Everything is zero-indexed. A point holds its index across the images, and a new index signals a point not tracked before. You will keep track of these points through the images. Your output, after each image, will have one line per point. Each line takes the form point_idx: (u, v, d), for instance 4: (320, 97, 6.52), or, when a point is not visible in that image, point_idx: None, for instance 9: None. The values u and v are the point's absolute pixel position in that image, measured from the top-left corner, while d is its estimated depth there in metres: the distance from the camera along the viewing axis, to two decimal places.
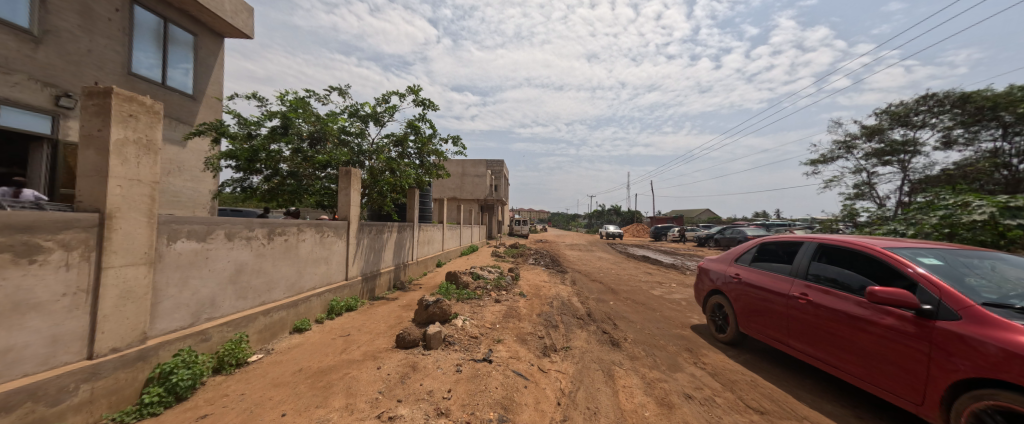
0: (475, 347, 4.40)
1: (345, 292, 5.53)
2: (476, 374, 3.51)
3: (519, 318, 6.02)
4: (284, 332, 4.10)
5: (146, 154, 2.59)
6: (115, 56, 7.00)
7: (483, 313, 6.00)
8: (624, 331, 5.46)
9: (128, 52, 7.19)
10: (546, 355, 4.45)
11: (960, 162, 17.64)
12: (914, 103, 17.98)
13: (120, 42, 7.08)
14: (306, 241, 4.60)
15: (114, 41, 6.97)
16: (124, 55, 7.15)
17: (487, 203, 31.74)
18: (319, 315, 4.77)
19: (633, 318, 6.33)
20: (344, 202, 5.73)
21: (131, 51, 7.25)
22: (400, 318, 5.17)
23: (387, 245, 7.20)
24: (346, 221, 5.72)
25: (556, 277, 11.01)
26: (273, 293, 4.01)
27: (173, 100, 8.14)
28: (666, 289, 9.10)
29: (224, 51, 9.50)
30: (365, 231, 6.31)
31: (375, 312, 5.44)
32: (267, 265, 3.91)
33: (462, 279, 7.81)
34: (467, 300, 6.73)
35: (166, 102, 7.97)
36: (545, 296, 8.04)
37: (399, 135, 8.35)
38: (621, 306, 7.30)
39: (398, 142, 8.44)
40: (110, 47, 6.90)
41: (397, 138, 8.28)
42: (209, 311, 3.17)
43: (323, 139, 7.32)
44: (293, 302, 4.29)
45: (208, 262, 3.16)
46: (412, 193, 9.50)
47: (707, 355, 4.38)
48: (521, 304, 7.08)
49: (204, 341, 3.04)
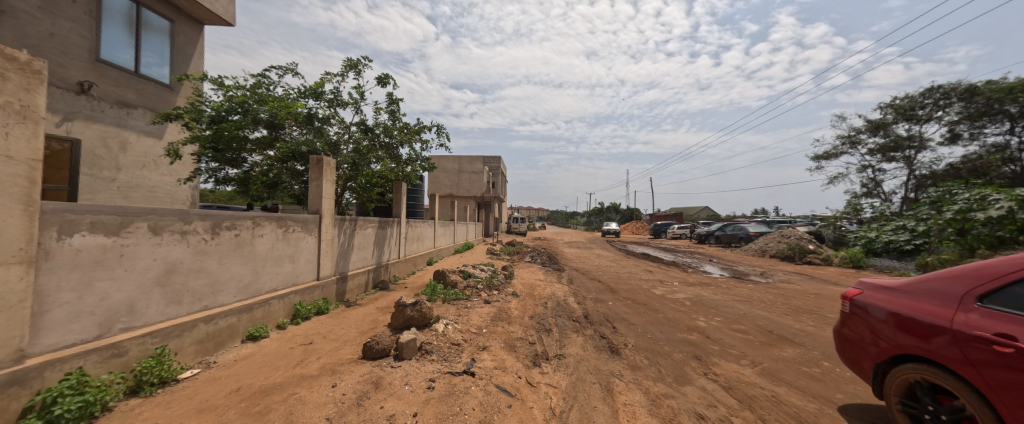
0: (455, 355, 3.89)
1: (315, 294, 5.00)
2: (452, 391, 2.98)
3: (509, 320, 5.50)
4: (234, 342, 3.58)
5: (21, 124, 2.05)
6: (81, 40, 6.40)
7: (470, 316, 5.46)
8: (624, 336, 4.94)
9: (96, 37, 6.59)
10: (536, 365, 3.93)
11: (966, 156, 17.21)
12: (920, 96, 17.54)
13: (87, 26, 6.47)
14: (264, 237, 4.05)
15: (80, 25, 6.38)
16: (92, 40, 6.55)
17: (485, 200, 31.23)
18: (281, 320, 4.24)
19: (633, 320, 5.82)
20: (315, 194, 5.20)
21: (99, 36, 6.64)
22: (375, 323, 4.64)
23: (366, 242, 6.63)
24: (318, 215, 5.18)
25: (551, 276, 10.50)
26: (220, 296, 3.47)
27: (147, 90, 7.46)
28: (668, 289, 8.57)
29: (203, 39, 8.82)
30: (339, 227, 5.76)
31: (348, 315, 4.90)
32: (211, 263, 3.36)
33: (449, 278, 7.28)
34: (453, 301, 6.19)
35: (140, 92, 7.33)
36: (540, 296, 7.51)
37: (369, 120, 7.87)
38: (620, 307, 6.77)
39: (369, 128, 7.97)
40: (75, 31, 6.32)
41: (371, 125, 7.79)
42: (126, 319, 2.65)
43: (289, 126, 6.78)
44: (246, 308, 3.74)
45: (124, 260, 2.63)
46: (398, 187, 9.02)
47: (719, 365, 3.87)
48: (513, 305, 6.54)
49: (117, 356, 2.51)
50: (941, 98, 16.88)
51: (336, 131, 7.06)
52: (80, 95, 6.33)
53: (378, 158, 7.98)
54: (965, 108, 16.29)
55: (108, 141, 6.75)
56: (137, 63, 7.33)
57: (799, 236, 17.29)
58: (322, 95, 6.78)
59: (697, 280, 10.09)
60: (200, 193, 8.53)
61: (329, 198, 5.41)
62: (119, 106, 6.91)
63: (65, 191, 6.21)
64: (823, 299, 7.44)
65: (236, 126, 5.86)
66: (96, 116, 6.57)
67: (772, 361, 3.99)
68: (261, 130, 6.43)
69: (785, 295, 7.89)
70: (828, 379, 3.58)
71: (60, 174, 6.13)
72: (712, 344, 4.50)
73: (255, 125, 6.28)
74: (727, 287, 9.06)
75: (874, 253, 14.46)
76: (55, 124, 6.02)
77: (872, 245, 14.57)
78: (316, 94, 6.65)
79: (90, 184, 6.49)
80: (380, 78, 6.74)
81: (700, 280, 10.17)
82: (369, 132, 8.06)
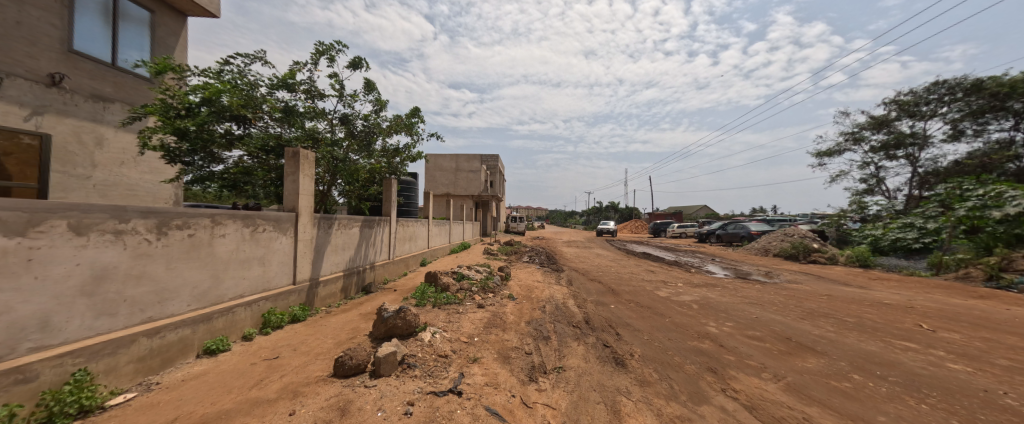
0: (442, 370, 3.45)
1: (289, 300, 4.55)
2: (432, 417, 2.54)
3: (504, 327, 5.06)
4: (187, 357, 3.13)
5: None
6: (51, 29, 5.88)
7: (461, 322, 5.03)
8: (629, 344, 4.52)
9: (68, 26, 6.08)
10: (533, 380, 3.49)
11: (970, 152, 16.92)
12: (924, 91, 17.13)
13: (57, 15, 5.97)
14: (227, 238, 3.62)
15: (50, 13, 5.87)
16: (63, 29, 6.04)
17: (482, 199, 30.55)
18: (248, 330, 3.80)
19: (637, 325, 5.41)
20: (291, 190, 4.75)
21: (71, 25, 6.13)
22: (355, 332, 4.19)
23: (350, 242, 6.27)
24: (294, 213, 4.72)
25: (550, 276, 10.07)
26: (169, 306, 3.02)
27: (125, 83, 6.94)
28: (673, 290, 8.15)
29: (186, 32, 8.31)
30: (319, 226, 5.34)
31: (326, 324, 4.47)
32: (156, 268, 2.91)
33: (441, 281, 6.82)
34: (444, 305, 5.75)
35: (118, 86, 6.83)
36: (538, 298, 7.08)
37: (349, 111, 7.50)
38: (624, 310, 6.36)
39: (350, 119, 7.61)
40: (45, 20, 5.81)
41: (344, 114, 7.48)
42: (37, 337, 2.16)
43: (261, 118, 6.40)
44: (202, 318, 3.28)
45: (35, 266, 2.14)
46: (388, 182, 8.70)
47: (737, 379, 3.45)
48: (508, 309, 6.11)
49: (22, 383, 2.02)
50: (946, 93, 16.52)
51: (314, 124, 6.72)
52: (51, 87, 5.84)
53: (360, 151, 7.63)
54: (969, 104, 15.96)
55: (82, 136, 6.21)
56: (114, 55, 6.83)
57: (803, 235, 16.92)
58: (294, 86, 6.39)
59: (703, 281, 9.66)
60: (184, 191, 8.05)
61: (306, 195, 4.97)
62: (94, 99, 6.40)
63: (34, 190, 5.68)
64: (837, 301, 7.02)
65: (199, 120, 5.46)
66: (69, 110, 6.05)
67: (796, 374, 3.57)
68: (230, 123, 6.06)
69: (796, 297, 7.48)
70: (863, 396, 3.15)
71: (28, 171, 5.59)
72: (728, 354, 4.08)
73: (221, 118, 5.88)
74: (735, 288, 8.61)
75: (881, 251, 14.09)
76: (22, 118, 5.49)
77: (879, 243, 14.23)
78: (287, 85, 6.27)
79: (62, 181, 5.95)
80: (355, 63, 6.43)
81: (705, 280, 9.75)
82: (351, 124, 7.70)
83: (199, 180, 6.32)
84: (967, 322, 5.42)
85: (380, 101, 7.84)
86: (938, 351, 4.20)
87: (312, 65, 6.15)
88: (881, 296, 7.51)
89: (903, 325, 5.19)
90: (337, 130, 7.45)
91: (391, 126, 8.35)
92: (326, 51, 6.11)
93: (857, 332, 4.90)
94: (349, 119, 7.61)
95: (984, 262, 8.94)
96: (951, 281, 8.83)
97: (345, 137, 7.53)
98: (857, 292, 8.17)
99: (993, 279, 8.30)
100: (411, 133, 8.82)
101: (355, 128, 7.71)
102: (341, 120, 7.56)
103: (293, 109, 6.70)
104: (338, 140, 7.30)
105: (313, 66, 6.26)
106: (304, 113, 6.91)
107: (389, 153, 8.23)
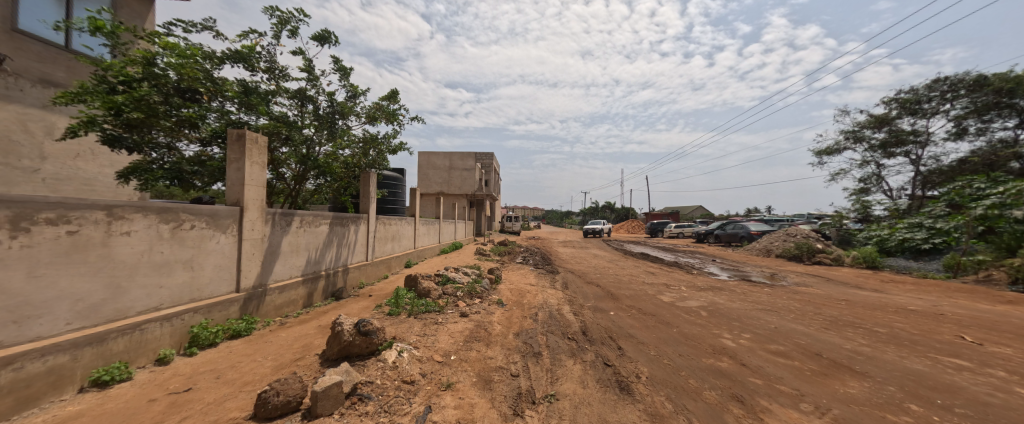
0: (403, 403, 2.72)
1: (229, 312, 3.81)
2: None
3: (487, 340, 4.37)
4: (61, 394, 2.36)
5: None
6: None
7: (438, 336, 4.31)
8: (634, 362, 3.85)
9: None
10: (518, 414, 2.78)
11: (972, 151, 16.53)
12: (925, 88, 16.54)
13: None
14: (134, 237, 2.88)
15: None
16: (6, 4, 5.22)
17: (476, 198, 29.78)
18: (165, 350, 3.05)
19: (642, 337, 4.75)
20: (234, 180, 4.01)
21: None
22: (304, 351, 3.45)
23: (317, 242, 5.63)
24: (238, 207, 3.99)
25: (544, 279, 9.34)
26: (32, 327, 2.24)
27: (79, 69, 6.14)
28: (677, 295, 7.46)
29: (152, 16, 7.55)
30: (277, 224, 4.64)
31: (271, 341, 3.71)
32: (8, 277, 2.12)
33: (421, 286, 6.09)
34: (420, 314, 5.03)
35: (72, 71, 6.03)
36: (529, 304, 6.39)
37: (319, 93, 6.87)
38: (625, 318, 5.70)
39: (320, 103, 6.92)
40: None
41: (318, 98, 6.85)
42: None
43: (217, 99, 5.67)
44: (89, 339, 2.52)
45: None
46: (368, 175, 8.02)
47: (770, 412, 2.78)
48: (495, 318, 5.40)
49: None
50: (949, 90, 15.97)
51: (282, 107, 6.11)
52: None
53: (336, 141, 7.01)
54: (973, 101, 15.41)
55: (28, 124, 5.33)
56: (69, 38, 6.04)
57: (806, 234, 16.39)
58: (252, 61, 5.71)
59: (707, 284, 9.02)
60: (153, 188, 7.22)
61: (256, 186, 4.25)
62: (42, 85, 5.56)
63: None
64: (858, 306, 6.39)
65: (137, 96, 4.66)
66: (13, 95, 5.20)
67: (842, 405, 2.88)
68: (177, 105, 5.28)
69: (811, 302, 6.82)
70: None
71: None
72: (753, 376, 3.40)
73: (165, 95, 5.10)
74: (743, 292, 7.97)
75: (887, 252, 13.53)
76: None
77: (885, 244, 13.61)
78: (245, 61, 5.60)
79: (6, 175, 5.05)
80: (320, 36, 5.88)
81: (709, 284, 9.09)
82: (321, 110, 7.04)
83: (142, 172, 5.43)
84: (1012, 333, 4.79)
85: (353, 86, 7.34)
86: (998, 371, 3.53)
87: (274, 37, 5.55)
88: (902, 301, 6.90)
89: (943, 338, 4.56)
90: (307, 116, 6.77)
91: (370, 113, 7.81)
92: (288, 21, 5.57)
93: (894, 346, 4.26)
94: (319, 103, 6.93)
95: (1006, 264, 8.36)
96: (972, 285, 8.27)
97: (315, 122, 6.87)
98: (874, 296, 7.54)
99: (1019, 283, 7.72)
100: (391, 121, 8.27)
101: (327, 114, 7.06)
102: (309, 105, 6.89)
103: (253, 89, 6.00)
104: (307, 126, 6.66)
105: (274, 38, 5.64)
106: (266, 95, 6.25)
107: (369, 144, 7.63)
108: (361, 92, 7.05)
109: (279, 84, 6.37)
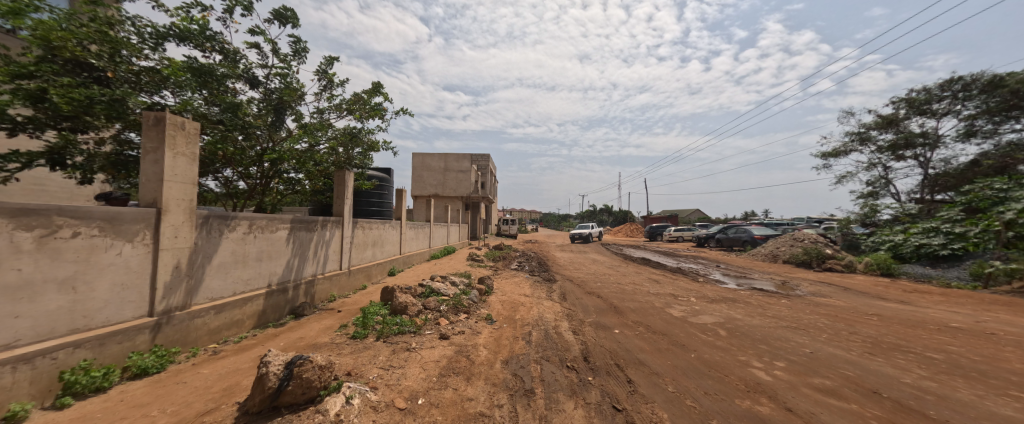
0: None
1: (129, 345, 2.95)
2: None
3: (468, 373, 3.56)
4: None
5: None
6: None
7: (407, 368, 3.49)
8: (649, 404, 3.07)
9: None
10: None
11: (984, 154, 15.94)
12: (937, 87, 15.93)
13: None
14: None
15: None
16: None
17: (472, 201, 29.01)
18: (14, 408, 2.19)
19: (655, 365, 3.96)
20: (149, 175, 3.21)
21: None
22: (218, 400, 2.61)
23: (271, 250, 4.83)
24: (153, 208, 3.18)
25: (541, 289, 8.57)
26: None
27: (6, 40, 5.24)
28: (688, 308, 6.68)
29: None
30: (212, 230, 3.84)
31: (181, 383, 2.87)
32: None
33: (396, 301, 5.28)
34: (391, 337, 4.23)
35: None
36: (523, 321, 5.61)
37: (286, 82, 6.13)
38: (632, 338, 4.93)
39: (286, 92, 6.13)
40: None
41: (285, 87, 6.09)
42: None
43: (157, 82, 4.81)
44: None
45: None
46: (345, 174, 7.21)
47: None
48: (481, 340, 4.59)
49: None
50: (961, 90, 15.38)
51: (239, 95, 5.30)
52: None
53: (307, 137, 6.22)
54: (985, 102, 14.85)
55: None
56: None
57: (813, 239, 15.67)
58: (197, 38, 4.85)
59: (717, 294, 8.29)
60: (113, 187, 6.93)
61: (181, 183, 3.44)
62: None
63: None
64: (894, 323, 5.65)
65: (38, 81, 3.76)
66: None
67: None
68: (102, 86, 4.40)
69: (838, 317, 6.07)
70: None
71: None
72: None
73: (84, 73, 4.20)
74: (759, 304, 7.22)
75: (901, 259, 12.76)
76: None
77: (898, 250, 12.91)
78: (188, 37, 4.75)
79: None
80: (279, 14, 5.11)
81: (720, 294, 8.32)
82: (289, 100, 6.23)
83: (57, 153, 4.27)
84: None
85: (328, 76, 6.60)
86: None
87: (225, 11, 4.76)
88: (939, 317, 6.17)
89: (1014, 367, 3.83)
90: (271, 106, 5.96)
91: (348, 106, 7.10)
92: None
93: (962, 379, 3.51)
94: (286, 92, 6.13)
95: None
96: (1007, 296, 7.56)
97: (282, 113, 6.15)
98: (905, 309, 6.82)
99: None
100: (374, 117, 7.54)
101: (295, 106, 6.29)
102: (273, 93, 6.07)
103: (204, 70, 5.17)
104: (271, 117, 5.87)
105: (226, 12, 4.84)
106: (221, 79, 5.42)
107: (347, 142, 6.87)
108: (332, 81, 6.37)
109: (236, 68, 5.55)
